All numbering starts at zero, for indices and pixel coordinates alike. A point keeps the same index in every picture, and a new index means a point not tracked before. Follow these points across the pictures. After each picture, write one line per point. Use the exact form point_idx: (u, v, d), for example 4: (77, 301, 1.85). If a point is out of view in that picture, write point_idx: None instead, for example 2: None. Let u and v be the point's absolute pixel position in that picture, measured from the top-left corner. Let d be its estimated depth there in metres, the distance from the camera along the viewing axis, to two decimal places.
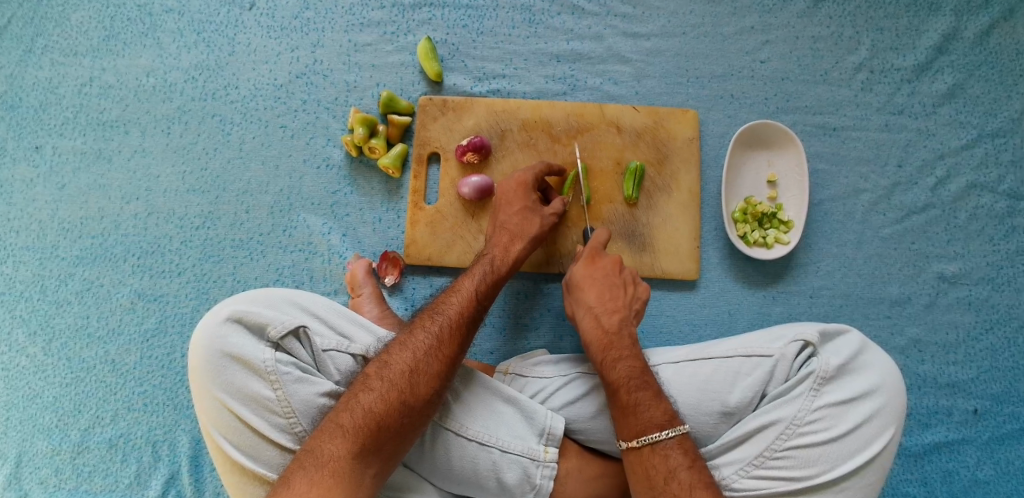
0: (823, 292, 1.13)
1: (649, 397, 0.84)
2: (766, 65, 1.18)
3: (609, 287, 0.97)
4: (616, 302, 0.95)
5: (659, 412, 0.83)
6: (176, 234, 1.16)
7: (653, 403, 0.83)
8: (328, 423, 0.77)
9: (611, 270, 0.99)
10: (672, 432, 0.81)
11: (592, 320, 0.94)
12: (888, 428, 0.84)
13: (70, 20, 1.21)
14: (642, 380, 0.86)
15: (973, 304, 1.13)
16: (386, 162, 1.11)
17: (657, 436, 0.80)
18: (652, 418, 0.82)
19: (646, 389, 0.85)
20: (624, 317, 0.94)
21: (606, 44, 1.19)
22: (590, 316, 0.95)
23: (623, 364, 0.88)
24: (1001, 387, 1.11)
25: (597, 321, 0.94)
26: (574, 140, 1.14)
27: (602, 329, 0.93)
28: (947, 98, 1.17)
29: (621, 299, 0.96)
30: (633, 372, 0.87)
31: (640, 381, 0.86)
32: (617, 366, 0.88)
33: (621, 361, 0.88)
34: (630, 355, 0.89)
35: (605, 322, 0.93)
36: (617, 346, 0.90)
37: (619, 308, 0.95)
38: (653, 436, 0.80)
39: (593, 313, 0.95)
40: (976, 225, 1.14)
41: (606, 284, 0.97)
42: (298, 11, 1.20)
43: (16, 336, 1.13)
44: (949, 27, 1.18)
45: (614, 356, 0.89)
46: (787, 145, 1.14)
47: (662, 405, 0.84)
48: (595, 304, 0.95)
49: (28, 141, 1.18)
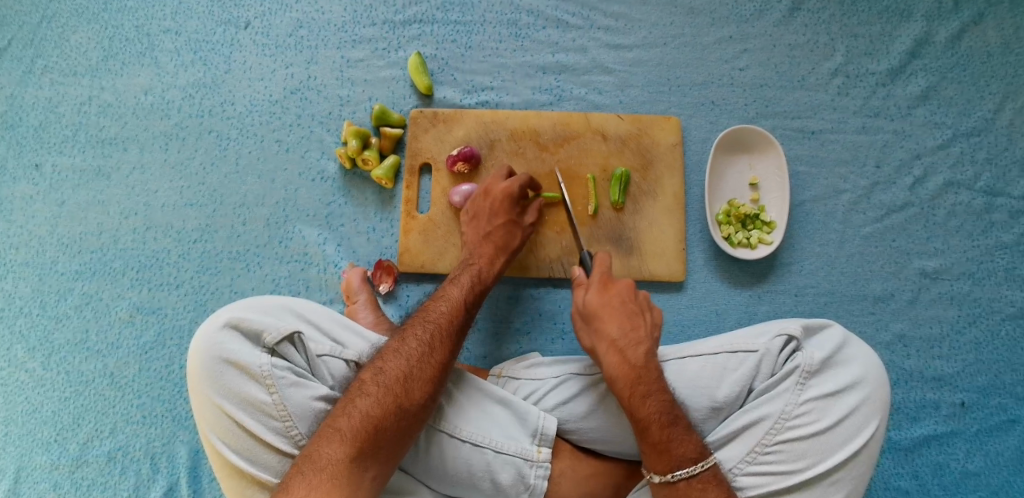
0: (807, 290, 1.15)
1: (682, 431, 0.85)
2: (745, 73, 1.22)
3: (630, 317, 0.95)
4: (639, 334, 0.93)
5: (691, 445, 0.84)
6: (174, 248, 1.18)
7: (684, 437, 0.84)
8: (325, 428, 0.78)
9: (627, 297, 0.97)
10: (705, 463, 0.83)
11: (617, 356, 0.91)
12: (874, 419, 0.86)
13: (69, 41, 1.25)
14: (672, 415, 0.86)
15: (955, 299, 1.15)
16: (379, 173, 1.15)
17: (692, 470, 0.83)
18: (685, 453, 0.83)
19: (678, 424, 0.85)
20: (649, 349, 0.92)
21: (590, 56, 1.23)
22: (613, 350, 0.92)
23: (653, 399, 0.86)
24: (986, 379, 1.13)
25: (623, 355, 0.91)
26: (560, 148, 1.17)
27: (629, 364, 0.90)
28: (921, 100, 1.21)
29: (642, 328, 0.94)
30: (665, 407, 0.86)
31: (671, 416, 0.85)
32: (648, 402, 0.86)
33: (651, 397, 0.86)
34: (658, 387, 0.88)
35: (631, 355, 0.91)
36: (646, 381, 0.88)
37: (642, 340, 0.92)
38: (688, 470, 0.83)
39: (617, 347, 0.92)
40: (954, 222, 1.17)
41: (627, 314, 0.95)
42: (292, 29, 1.24)
43: (15, 351, 1.15)
44: (921, 32, 1.22)
45: (643, 392, 0.87)
46: (767, 149, 1.17)
47: (693, 437, 0.85)
48: (618, 337, 0.93)
49: (28, 159, 1.21)
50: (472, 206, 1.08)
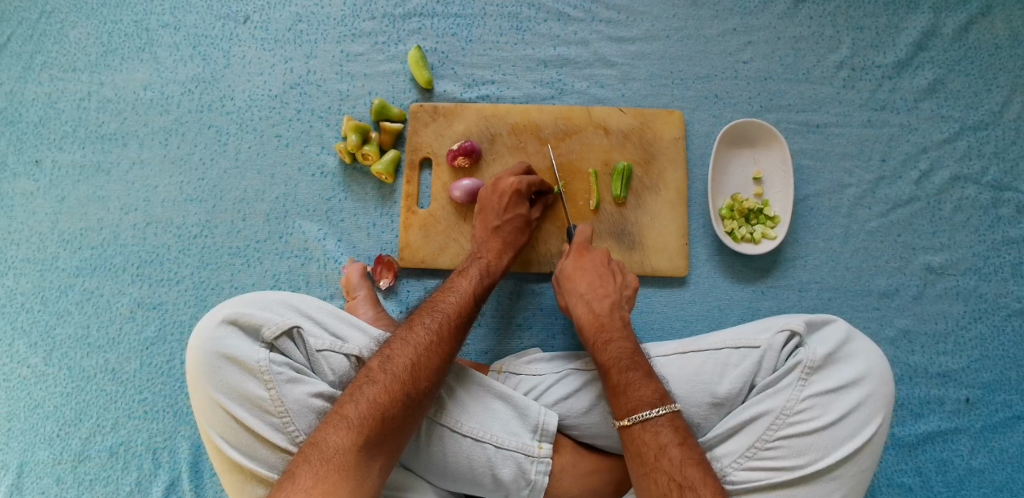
0: (811, 286, 1.14)
1: (640, 376, 0.86)
2: (749, 65, 1.21)
3: (600, 276, 1.01)
4: (606, 289, 0.99)
5: (649, 390, 0.84)
6: (174, 243, 1.18)
7: (643, 382, 0.86)
8: (332, 415, 0.78)
9: (600, 262, 1.03)
10: (664, 409, 0.82)
11: (585, 307, 0.98)
12: (878, 415, 0.85)
13: (68, 36, 1.24)
14: (632, 361, 0.89)
15: (961, 294, 1.14)
16: (378, 167, 1.14)
17: (647, 413, 0.82)
18: (642, 396, 0.83)
19: (637, 369, 0.87)
20: (615, 302, 0.98)
21: (591, 48, 1.22)
22: (582, 302, 0.98)
23: (614, 345, 0.91)
24: (992, 376, 1.12)
25: (589, 307, 0.97)
26: (561, 143, 1.16)
27: (594, 313, 0.96)
28: (928, 93, 1.19)
29: (611, 285, 1.00)
30: (625, 353, 0.90)
31: (631, 362, 0.88)
32: (609, 348, 0.91)
33: (612, 343, 0.92)
34: (621, 336, 0.93)
35: (597, 306, 0.97)
36: (609, 329, 0.94)
37: (609, 294, 0.98)
38: (645, 413, 0.82)
39: (584, 299, 0.98)
40: (960, 216, 1.16)
41: (596, 273, 1.01)
42: (291, 23, 1.23)
43: (18, 347, 1.15)
44: (928, 24, 1.20)
45: (605, 338, 0.93)
46: (771, 143, 1.16)
47: (653, 384, 0.85)
48: (585, 291, 0.99)
49: (29, 155, 1.21)
50: (478, 203, 1.08)
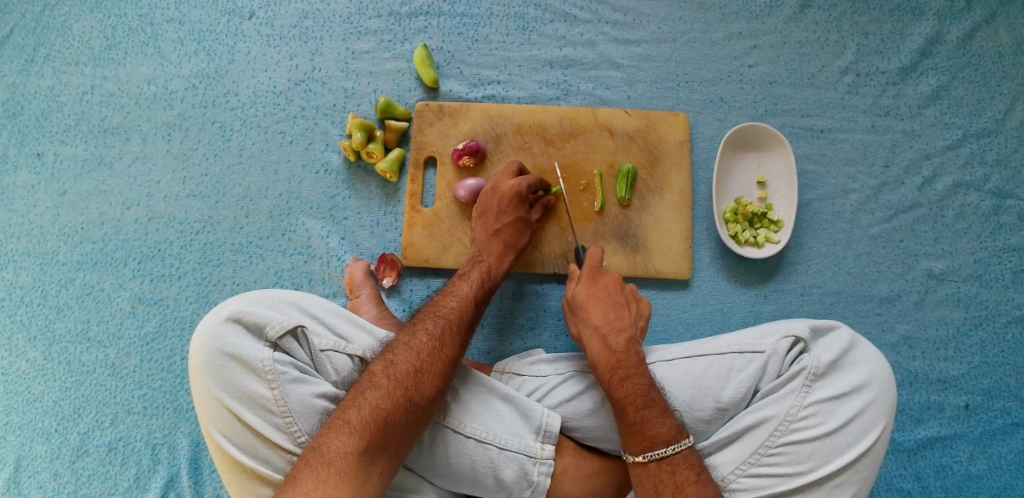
0: (814, 290, 1.15)
1: (657, 414, 0.86)
2: (754, 69, 1.21)
3: (615, 307, 0.99)
4: (622, 322, 0.97)
5: (666, 428, 0.84)
6: (176, 239, 1.17)
7: (660, 419, 0.85)
8: (333, 420, 0.78)
9: (614, 289, 1.02)
10: (679, 446, 0.83)
11: (599, 341, 0.95)
12: (880, 422, 0.86)
13: (72, 29, 1.24)
14: (649, 398, 0.87)
15: (962, 301, 1.15)
16: (383, 166, 1.14)
17: (664, 452, 0.83)
18: (659, 435, 0.84)
19: (653, 407, 0.86)
20: (631, 336, 0.96)
21: (597, 50, 1.22)
22: (596, 336, 0.96)
23: (631, 382, 0.89)
24: (991, 382, 1.12)
25: (604, 341, 0.95)
26: (567, 144, 1.16)
27: (611, 350, 0.93)
28: (932, 100, 1.20)
29: (626, 317, 0.98)
30: (641, 389, 0.88)
31: (647, 399, 0.87)
32: (625, 384, 0.89)
33: (629, 380, 0.89)
34: (637, 371, 0.90)
35: (612, 341, 0.94)
36: (625, 365, 0.91)
37: (625, 328, 0.96)
38: (660, 452, 0.83)
39: (600, 333, 0.96)
40: (963, 223, 1.16)
41: (612, 304, 0.99)
42: (297, 20, 1.22)
43: (16, 341, 1.14)
44: (932, 31, 1.21)
45: (621, 374, 0.90)
46: (775, 147, 1.16)
47: (668, 420, 0.85)
48: (601, 324, 0.97)
49: (30, 148, 1.20)
50: (478, 205, 1.08)
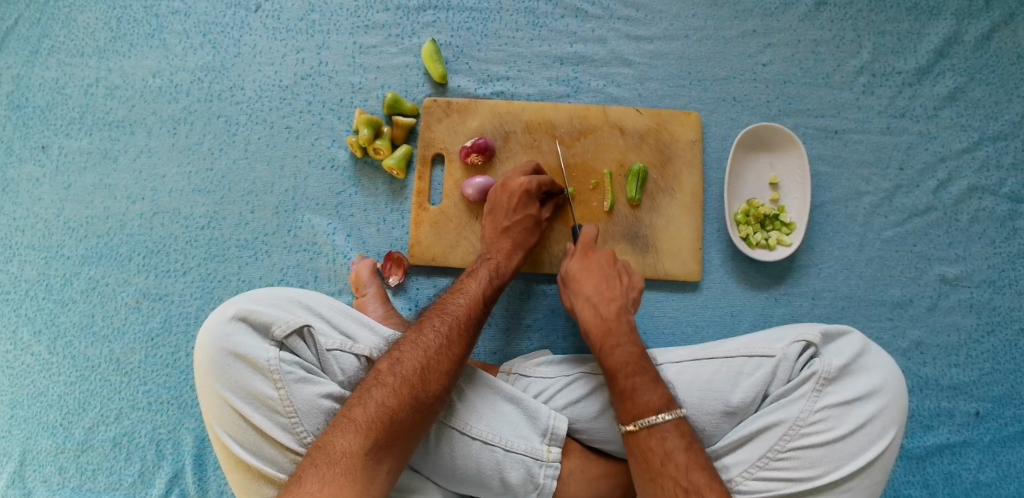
0: (825, 294, 1.13)
1: (648, 381, 0.86)
2: (768, 68, 1.19)
3: (607, 278, 0.98)
4: (613, 292, 0.96)
5: (655, 395, 0.84)
6: (181, 234, 1.16)
7: (650, 387, 0.85)
8: (340, 419, 0.77)
9: (607, 263, 1.00)
10: (669, 415, 0.82)
11: (591, 310, 0.95)
12: (891, 428, 0.84)
13: (77, 20, 1.22)
14: (639, 366, 0.88)
15: (975, 307, 1.13)
16: (390, 162, 1.12)
17: (653, 419, 0.82)
18: (649, 402, 0.83)
19: (643, 375, 0.87)
20: (622, 306, 0.95)
21: (608, 46, 1.20)
22: (588, 305, 0.96)
23: (621, 350, 0.90)
24: (1002, 389, 1.11)
25: (596, 310, 0.95)
26: (577, 142, 1.14)
27: (602, 318, 0.94)
28: (948, 101, 1.18)
29: (618, 288, 0.97)
30: (631, 358, 0.89)
31: (637, 367, 0.88)
32: (615, 353, 0.89)
33: (619, 348, 0.90)
34: (628, 341, 0.91)
35: (604, 310, 0.94)
36: (616, 333, 0.92)
37: (617, 297, 0.96)
38: (651, 419, 0.82)
39: (591, 303, 0.95)
40: (977, 228, 1.15)
41: (603, 275, 0.98)
42: (304, 13, 1.21)
43: (21, 334, 1.14)
44: (950, 31, 1.18)
45: (612, 343, 0.91)
46: (788, 148, 1.14)
47: (659, 389, 0.85)
48: (592, 294, 0.96)
49: (35, 141, 1.19)
50: (488, 202, 1.07)
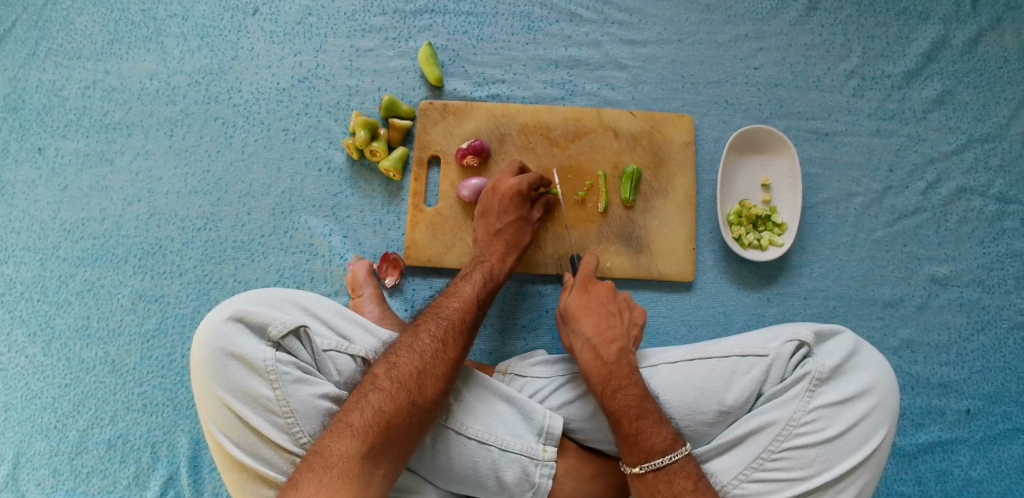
0: (817, 294, 1.15)
1: (652, 424, 0.86)
2: (760, 71, 1.21)
3: (607, 317, 0.99)
4: (614, 333, 0.97)
5: (660, 438, 0.84)
6: (178, 235, 1.17)
7: (655, 429, 0.85)
8: (337, 423, 0.77)
9: (605, 297, 1.01)
10: (675, 455, 0.83)
11: (590, 352, 0.95)
12: (883, 427, 0.86)
13: (74, 24, 1.23)
14: (642, 408, 0.87)
15: (965, 306, 1.15)
16: (386, 165, 1.13)
17: (659, 462, 0.83)
18: (654, 445, 0.84)
19: (648, 417, 0.86)
20: (623, 347, 0.95)
21: (603, 50, 1.21)
22: (588, 348, 0.95)
23: (623, 393, 0.89)
24: (992, 387, 1.13)
25: (596, 352, 0.94)
26: (571, 144, 1.16)
27: (602, 361, 0.93)
28: (937, 104, 1.20)
29: (618, 327, 0.98)
30: (634, 400, 0.88)
31: (641, 409, 0.87)
32: (617, 396, 0.88)
33: (622, 391, 0.89)
34: (630, 383, 0.90)
35: (604, 352, 0.94)
36: (617, 376, 0.91)
37: (618, 338, 0.96)
38: (657, 462, 0.83)
39: (591, 345, 0.95)
40: (966, 228, 1.16)
41: (605, 312, 0.99)
42: (301, 17, 1.22)
43: (16, 336, 1.14)
44: (938, 35, 1.21)
45: (614, 386, 0.90)
46: (780, 150, 1.16)
47: (663, 430, 0.85)
48: (592, 335, 0.96)
49: (31, 143, 1.19)
50: (479, 205, 1.08)
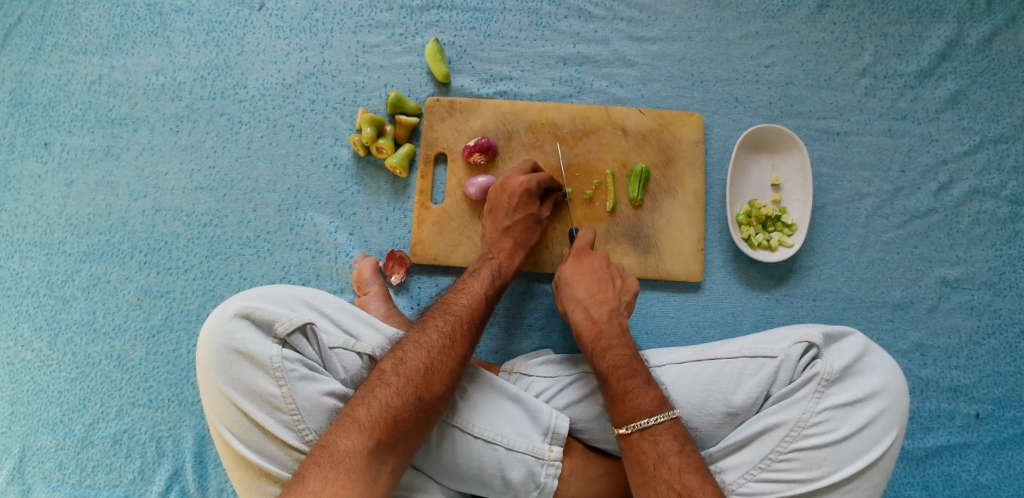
0: (826, 295, 1.14)
1: (639, 384, 0.86)
2: (770, 70, 1.19)
3: (599, 282, 0.99)
4: (605, 295, 0.98)
5: (648, 398, 0.84)
6: (183, 231, 1.16)
7: (642, 389, 0.85)
8: (343, 419, 0.77)
9: (599, 266, 1.01)
10: (662, 417, 0.82)
11: (583, 312, 0.96)
12: (892, 430, 0.85)
13: (80, 18, 1.22)
14: (631, 367, 0.88)
15: (976, 309, 1.13)
16: (393, 161, 1.12)
17: (646, 423, 0.82)
18: (641, 405, 0.83)
19: (636, 376, 0.87)
20: (614, 308, 0.96)
21: (611, 47, 1.20)
22: (580, 308, 0.96)
23: (612, 352, 0.90)
24: (1002, 391, 1.11)
25: (587, 312, 0.95)
26: (579, 142, 1.15)
27: (593, 321, 0.94)
28: (950, 104, 1.18)
29: (609, 291, 0.98)
30: (623, 360, 0.89)
31: (629, 369, 0.88)
32: (607, 356, 0.90)
33: (611, 351, 0.90)
34: (620, 342, 0.92)
35: (595, 313, 0.95)
36: (607, 336, 0.92)
37: (609, 300, 0.97)
38: (643, 422, 0.82)
39: (583, 306, 0.96)
40: (978, 230, 1.15)
41: (595, 278, 0.99)
42: (307, 12, 1.21)
43: (22, 331, 1.14)
44: (952, 34, 1.19)
45: (604, 345, 0.91)
46: (791, 149, 1.15)
47: (651, 391, 0.85)
48: (584, 297, 0.97)
49: (37, 138, 1.19)
50: (487, 202, 1.07)
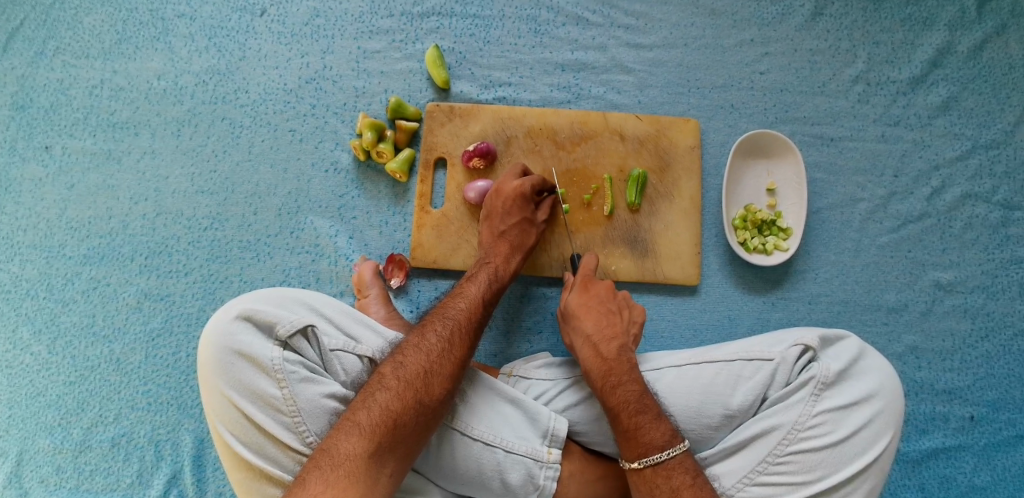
0: (822, 298, 1.15)
1: (650, 420, 0.86)
2: (765, 76, 1.21)
3: (606, 315, 1.00)
4: (614, 329, 0.98)
5: (659, 433, 0.85)
6: (184, 235, 1.17)
7: (653, 424, 0.85)
8: (343, 422, 0.78)
9: (605, 297, 1.02)
10: (673, 451, 0.83)
11: (590, 348, 0.95)
12: (888, 433, 0.85)
13: (82, 23, 1.23)
14: (642, 404, 0.87)
15: (969, 312, 1.15)
16: (393, 166, 1.13)
17: (658, 458, 0.83)
18: (653, 440, 0.84)
19: (646, 413, 0.86)
20: (623, 343, 0.96)
21: (609, 54, 1.22)
22: (588, 345, 0.96)
23: (623, 389, 0.89)
24: (996, 394, 1.13)
25: (596, 349, 0.95)
26: (577, 147, 1.16)
27: (601, 357, 0.94)
28: (942, 110, 1.20)
29: (618, 325, 0.99)
30: (633, 396, 0.88)
31: (640, 404, 0.87)
32: (617, 391, 0.89)
33: (621, 387, 0.89)
34: (629, 378, 0.90)
35: (604, 349, 0.95)
36: (616, 372, 0.91)
37: (618, 335, 0.97)
38: (654, 457, 0.83)
39: (591, 341, 0.96)
40: (970, 234, 1.17)
41: (603, 311, 1.00)
42: (309, 18, 1.22)
43: (21, 334, 1.14)
44: (943, 41, 1.21)
45: (613, 382, 0.90)
46: (786, 155, 1.16)
47: (662, 425, 0.86)
48: (592, 333, 0.97)
49: (38, 141, 1.20)
50: (485, 206, 1.08)
